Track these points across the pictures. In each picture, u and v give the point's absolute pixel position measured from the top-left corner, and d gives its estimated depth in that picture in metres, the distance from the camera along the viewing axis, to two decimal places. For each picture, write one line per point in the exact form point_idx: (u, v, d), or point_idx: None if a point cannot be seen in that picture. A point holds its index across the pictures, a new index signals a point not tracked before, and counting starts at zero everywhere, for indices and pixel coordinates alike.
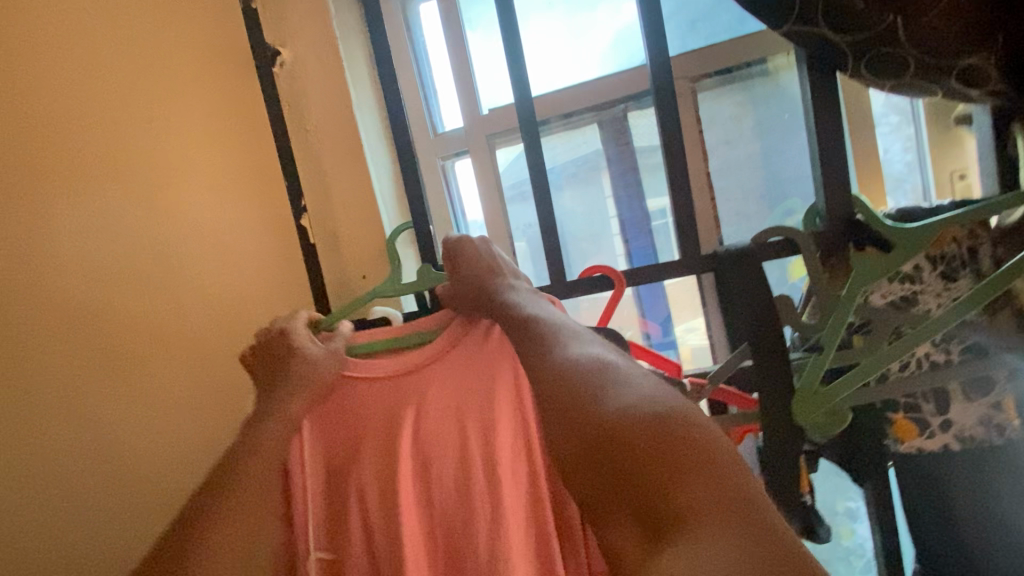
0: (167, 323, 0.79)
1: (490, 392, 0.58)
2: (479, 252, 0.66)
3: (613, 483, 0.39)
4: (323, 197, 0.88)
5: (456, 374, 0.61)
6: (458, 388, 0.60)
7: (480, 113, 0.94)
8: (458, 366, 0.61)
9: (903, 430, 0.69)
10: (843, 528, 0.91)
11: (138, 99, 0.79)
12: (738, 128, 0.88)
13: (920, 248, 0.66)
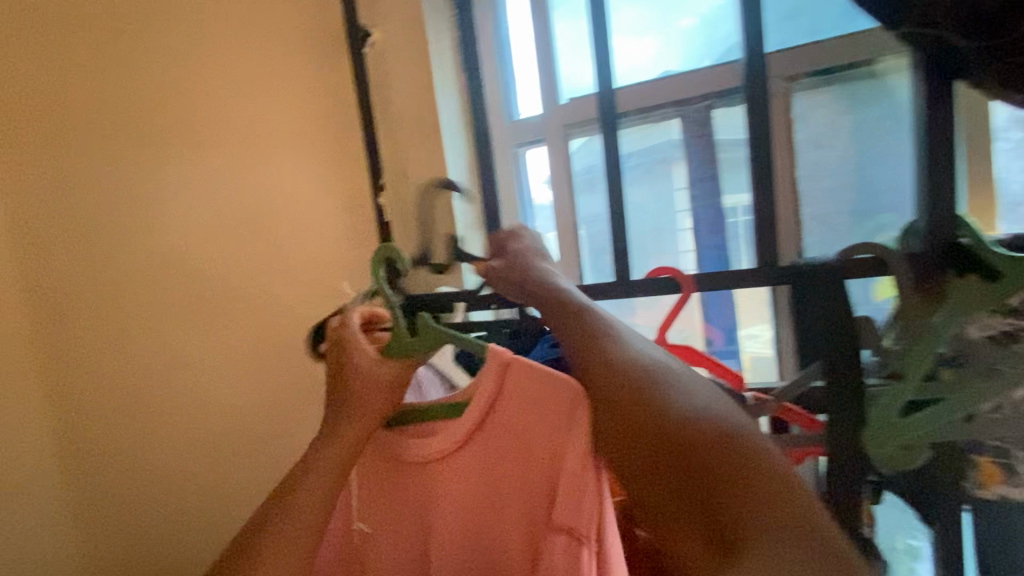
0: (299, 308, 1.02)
1: (544, 411, 0.56)
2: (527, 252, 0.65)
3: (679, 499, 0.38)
4: (400, 176, 0.91)
5: (519, 421, 0.58)
6: (514, 412, 0.58)
7: (559, 102, 0.93)
8: (519, 392, 0.58)
9: (987, 475, 0.63)
10: (900, 564, 0.86)
11: (275, 147, 0.99)
12: (833, 132, 0.82)
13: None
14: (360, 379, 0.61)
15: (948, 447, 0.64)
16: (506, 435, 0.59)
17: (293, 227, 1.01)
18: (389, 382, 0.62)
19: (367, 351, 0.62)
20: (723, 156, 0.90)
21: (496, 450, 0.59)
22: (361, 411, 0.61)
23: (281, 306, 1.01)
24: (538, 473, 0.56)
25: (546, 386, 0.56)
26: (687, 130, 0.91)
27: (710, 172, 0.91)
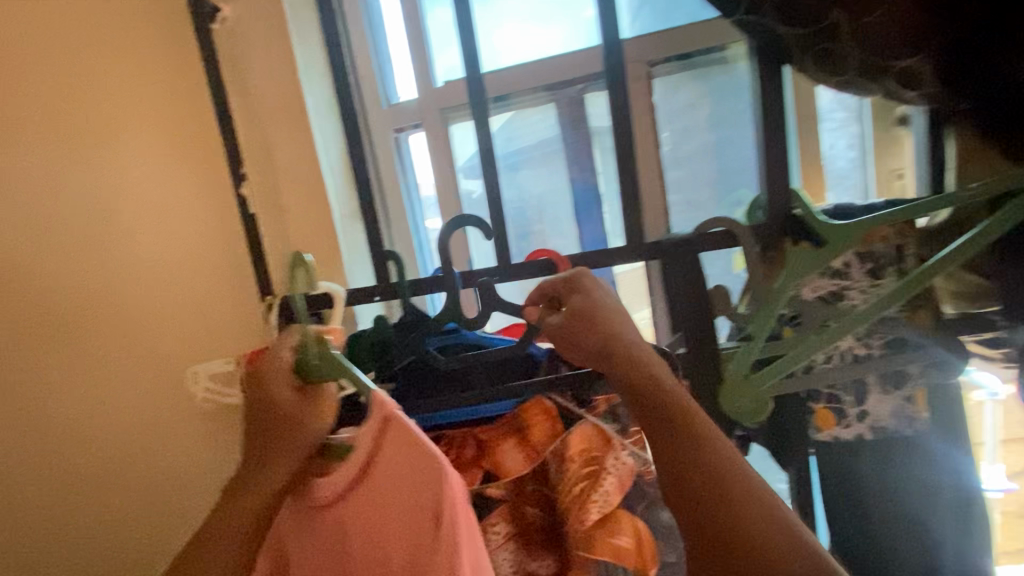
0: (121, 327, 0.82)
1: (425, 482, 0.58)
2: (599, 297, 0.60)
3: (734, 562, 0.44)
4: (267, 166, 0.84)
5: (396, 481, 0.60)
6: (395, 476, 0.60)
7: (435, 86, 0.91)
8: (398, 457, 0.59)
9: (823, 419, 0.71)
10: None
11: None
12: (693, 114, 0.88)
13: (850, 244, 0.67)
14: (275, 411, 0.57)
15: (794, 397, 0.71)
16: (381, 499, 0.61)
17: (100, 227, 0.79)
18: (305, 417, 0.58)
19: (285, 378, 0.58)
20: (597, 140, 0.94)
21: (368, 509, 0.61)
22: (274, 455, 0.58)
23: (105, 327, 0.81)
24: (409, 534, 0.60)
25: (422, 457, 0.58)
26: (563, 115, 0.93)
27: (587, 157, 0.94)
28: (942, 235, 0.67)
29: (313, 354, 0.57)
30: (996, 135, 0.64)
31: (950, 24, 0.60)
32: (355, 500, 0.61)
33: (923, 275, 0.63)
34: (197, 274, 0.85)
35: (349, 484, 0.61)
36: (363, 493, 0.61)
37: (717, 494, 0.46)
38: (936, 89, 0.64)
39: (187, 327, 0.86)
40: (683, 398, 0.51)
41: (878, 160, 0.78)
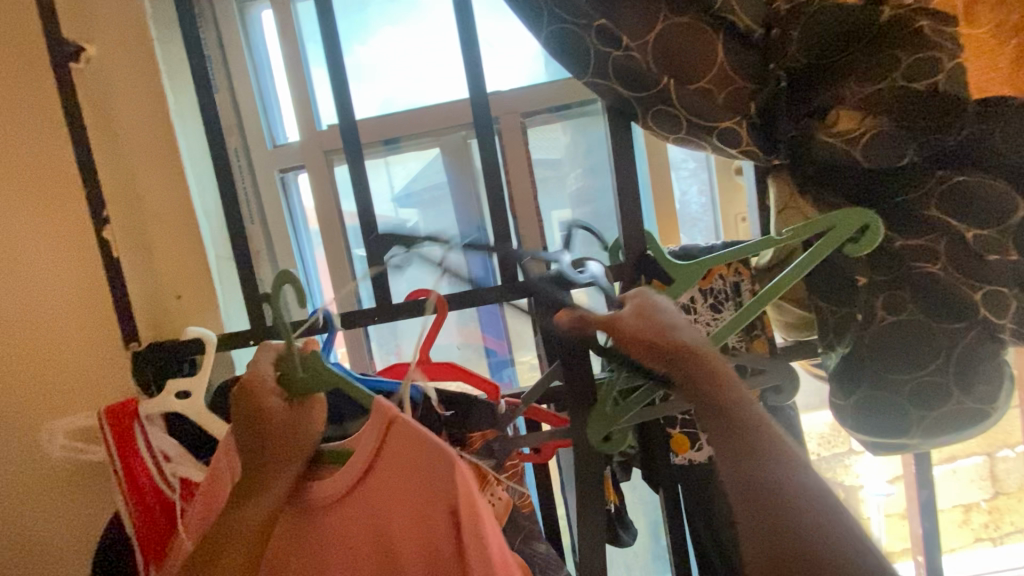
0: None
1: (433, 479, 0.56)
2: (656, 305, 0.54)
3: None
4: (135, 209, 0.81)
5: (400, 484, 0.58)
6: (404, 473, 0.58)
7: (318, 128, 0.93)
8: (402, 454, 0.58)
9: (679, 443, 0.77)
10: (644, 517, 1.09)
11: None
12: (567, 159, 0.96)
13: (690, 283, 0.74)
14: (262, 422, 0.58)
15: (654, 423, 0.77)
16: (396, 498, 0.58)
17: None
18: (303, 425, 0.59)
19: (270, 389, 0.59)
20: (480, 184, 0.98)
21: (379, 510, 0.59)
22: (280, 457, 0.58)
23: None
24: (423, 537, 0.57)
25: (427, 453, 0.56)
26: (449, 160, 0.97)
27: (473, 200, 0.98)
28: (768, 273, 0.77)
29: (286, 371, 0.58)
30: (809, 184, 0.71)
31: (761, 91, 0.70)
32: (362, 506, 0.59)
33: (754, 304, 0.63)
34: (60, 324, 0.80)
35: (360, 481, 0.59)
36: (372, 494, 0.59)
37: (776, 458, 0.47)
38: (754, 145, 0.72)
39: (48, 387, 0.79)
40: (716, 364, 0.51)
41: (725, 206, 0.88)
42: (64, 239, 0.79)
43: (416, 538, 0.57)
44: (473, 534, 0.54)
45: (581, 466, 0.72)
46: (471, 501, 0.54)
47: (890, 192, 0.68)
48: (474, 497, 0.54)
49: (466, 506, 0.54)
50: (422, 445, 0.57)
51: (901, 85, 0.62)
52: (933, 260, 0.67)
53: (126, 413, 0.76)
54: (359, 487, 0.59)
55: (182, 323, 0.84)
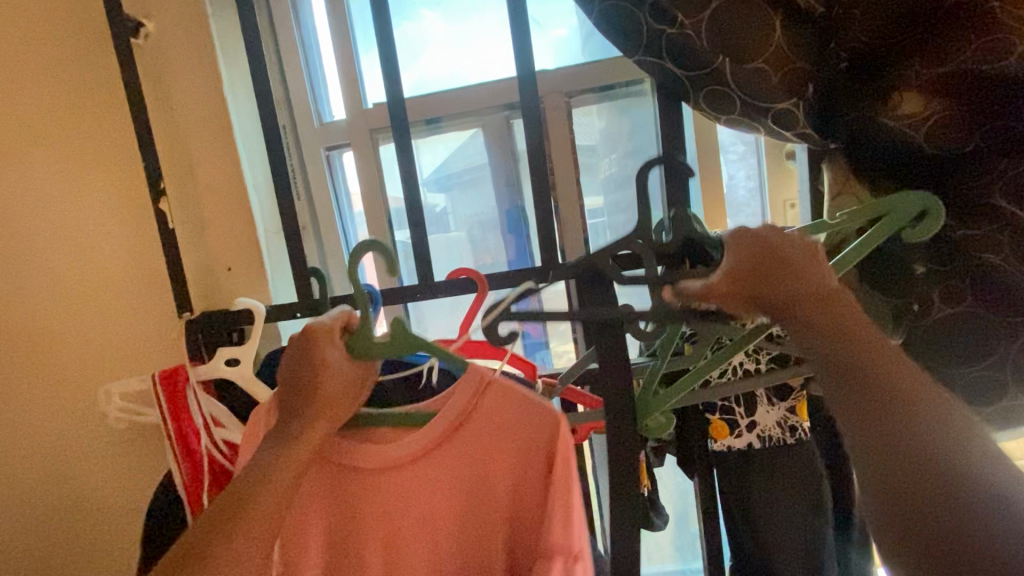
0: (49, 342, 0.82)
1: (529, 439, 0.59)
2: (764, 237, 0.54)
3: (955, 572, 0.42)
4: (189, 183, 0.84)
5: (491, 441, 0.61)
6: (496, 431, 0.61)
7: (363, 108, 0.94)
8: (497, 412, 0.61)
9: (717, 430, 0.75)
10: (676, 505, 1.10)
11: None
12: (613, 141, 0.94)
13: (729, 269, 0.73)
14: (318, 373, 0.57)
15: (691, 407, 0.77)
16: (482, 453, 0.62)
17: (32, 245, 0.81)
18: (353, 383, 0.60)
19: (330, 340, 0.57)
20: (522, 165, 0.98)
21: (464, 462, 0.63)
22: (326, 409, 0.59)
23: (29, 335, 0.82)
24: (507, 489, 0.61)
25: (525, 414, 0.60)
26: (490, 141, 0.97)
27: (514, 180, 0.98)
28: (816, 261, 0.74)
29: (358, 332, 0.58)
30: (865, 166, 0.70)
31: (821, 71, 0.67)
32: (447, 459, 0.63)
33: (848, 255, 0.59)
34: (118, 291, 0.84)
35: (447, 435, 0.62)
36: (458, 448, 0.62)
37: (942, 422, 0.46)
38: (809, 127, 0.71)
39: (110, 351, 0.84)
40: (875, 338, 0.51)
41: (772, 192, 0.86)
42: (123, 209, 0.82)
43: (501, 491, 0.61)
44: (560, 495, 0.57)
45: (618, 449, 0.72)
46: (564, 463, 0.57)
47: (955, 177, 0.65)
48: (566, 459, 0.58)
49: (559, 465, 0.57)
50: (524, 407, 0.60)
51: (971, 67, 0.60)
52: (997, 252, 0.65)
53: (178, 381, 0.79)
54: (446, 442, 0.63)
55: (229, 293, 0.87)
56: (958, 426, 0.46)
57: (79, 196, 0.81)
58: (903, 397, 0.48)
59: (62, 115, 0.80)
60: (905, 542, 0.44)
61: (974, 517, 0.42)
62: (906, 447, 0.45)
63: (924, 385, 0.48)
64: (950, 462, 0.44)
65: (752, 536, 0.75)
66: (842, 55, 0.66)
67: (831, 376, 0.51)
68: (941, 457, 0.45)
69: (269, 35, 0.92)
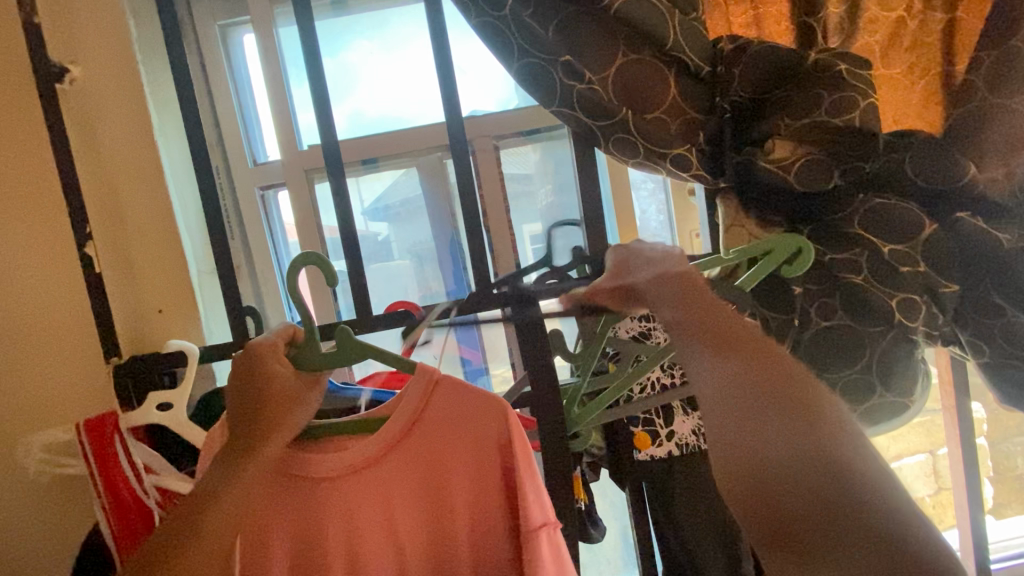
0: None
1: (485, 427, 0.64)
2: (640, 249, 0.69)
3: (811, 533, 0.39)
4: (117, 227, 0.84)
5: (448, 435, 0.65)
6: (453, 424, 0.65)
7: (299, 149, 0.97)
8: (452, 405, 0.65)
9: (641, 441, 0.83)
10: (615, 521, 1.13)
11: None
12: (539, 182, 1.02)
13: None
14: (265, 391, 0.61)
15: (618, 422, 0.84)
16: (440, 448, 0.65)
17: None
18: (305, 397, 0.64)
19: (275, 357, 0.62)
20: (456, 202, 1.03)
21: (421, 460, 0.66)
22: (278, 425, 0.62)
23: None
24: (465, 480, 0.65)
25: (480, 406, 0.64)
26: (425, 179, 1.03)
27: (449, 216, 1.03)
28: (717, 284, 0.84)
29: (304, 350, 0.62)
30: (750, 201, 0.80)
31: (709, 121, 0.79)
32: (403, 458, 0.66)
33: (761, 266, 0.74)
34: (40, 337, 0.81)
35: (403, 435, 0.65)
36: (414, 447, 0.66)
37: (796, 385, 0.46)
38: (702, 168, 0.80)
39: (32, 399, 0.81)
40: (748, 329, 0.53)
41: (681, 223, 0.95)
42: (46, 256, 0.81)
43: (460, 482, 0.65)
44: (523, 474, 0.63)
45: (552, 464, 0.78)
46: (523, 448, 0.63)
47: (822, 215, 0.77)
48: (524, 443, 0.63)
49: (518, 449, 0.63)
50: (480, 399, 0.65)
51: (824, 121, 0.72)
52: (858, 272, 0.76)
53: (105, 428, 0.76)
54: (402, 440, 0.65)
55: (162, 336, 0.86)
56: (819, 415, 0.44)
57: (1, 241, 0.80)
58: (804, 387, 0.47)
59: None
60: (770, 547, 0.40)
61: (813, 507, 0.39)
62: (782, 449, 0.42)
63: (815, 403, 0.46)
64: (814, 417, 0.43)
65: (678, 537, 0.82)
66: (725, 106, 0.77)
67: (699, 335, 0.52)
68: (827, 450, 0.41)
69: (201, 80, 0.94)
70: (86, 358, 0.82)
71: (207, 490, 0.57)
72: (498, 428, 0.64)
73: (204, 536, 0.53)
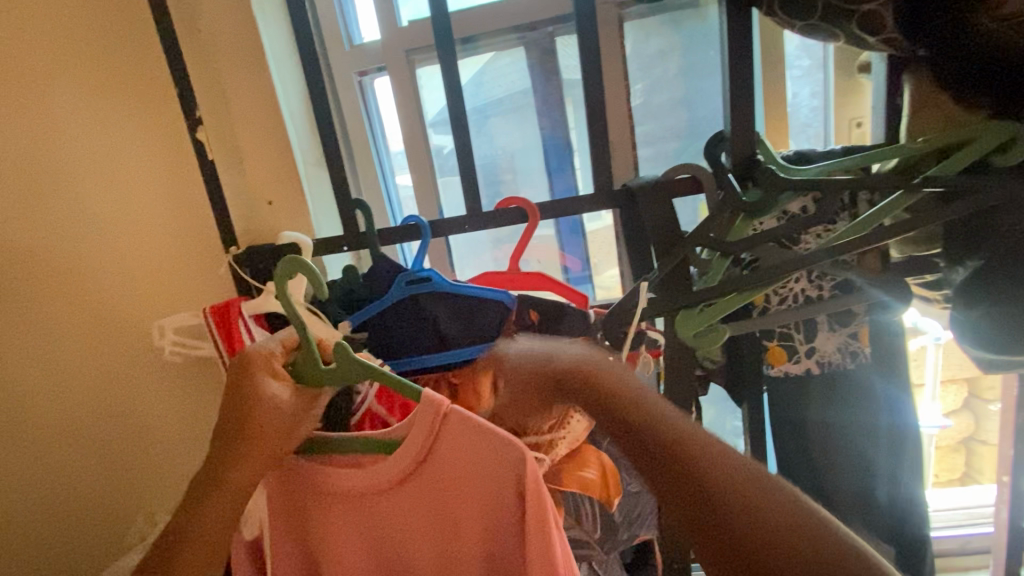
0: (102, 273, 0.83)
1: (496, 465, 0.56)
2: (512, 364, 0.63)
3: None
4: (222, 113, 0.81)
5: (460, 469, 0.57)
6: (469, 459, 0.57)
7: (398, 25, 0.87)
8: (468, 436, 0.57)
9: (775, 356, 0.75)
10: (728, 443, 1.06)
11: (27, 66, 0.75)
12: (664, 63, 0.89)
13: (779, 202, 0.71)
14: (250, 403, 0.58)
15: (749, 336, 0.75)
16: (452, 481, 0.58)
17: (75, 175, 0.79)
18: (295, 419, 0.60)
19: (270, 370, 0.59)
20: (567, 88, 0.92)
21: (438, 490, 0.58)
22: (250, 445, 0.58)
23: (81, 267, 0.81)
24: (477, 522, 0.57)
25: (489, 442, 0.56)
26: (533, 63, 0.92)
27: (558, 104, 0.93)
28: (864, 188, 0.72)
29: (303, 358, 0.60)
30: (951, 76, 0.63)
31: None
32: (419, 485, 0.59)
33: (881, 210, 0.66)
34: (171, 225, 0.85)
35: (415, 461, 0.58)
36: (428, 476, 0.58)
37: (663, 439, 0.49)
38: (898, 34, 0.63)
39: (172, 282, 0.87)
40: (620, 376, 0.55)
41: (839, 108, 0.81)
42: (172, 145, 0.83)
43: (472, 521, 0.58)
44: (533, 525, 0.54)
45: (672, 373, 0.75)
46: (539, 489, 0.54)
47: None
48: (538, 487, 0.54)
49: (528, 493, 0.54)
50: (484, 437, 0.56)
51: None
52: None
53: (230, 313, 0.79)
54: (415, 466, 0.58)
55: (272, 229, 0.85)
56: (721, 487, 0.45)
57: (127, 127, 0.81)
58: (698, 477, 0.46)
59: (100, 40, 0.78)
60: None
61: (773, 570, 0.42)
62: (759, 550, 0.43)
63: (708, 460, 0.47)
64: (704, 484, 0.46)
65: (806, 459, 0.77)
66: None
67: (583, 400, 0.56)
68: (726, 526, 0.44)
69: None
70: (209, 244, 0.86)
71: (197, 492, 0.57)
72: (508, 467, 0.56)
73: (194, 537, 0.56)
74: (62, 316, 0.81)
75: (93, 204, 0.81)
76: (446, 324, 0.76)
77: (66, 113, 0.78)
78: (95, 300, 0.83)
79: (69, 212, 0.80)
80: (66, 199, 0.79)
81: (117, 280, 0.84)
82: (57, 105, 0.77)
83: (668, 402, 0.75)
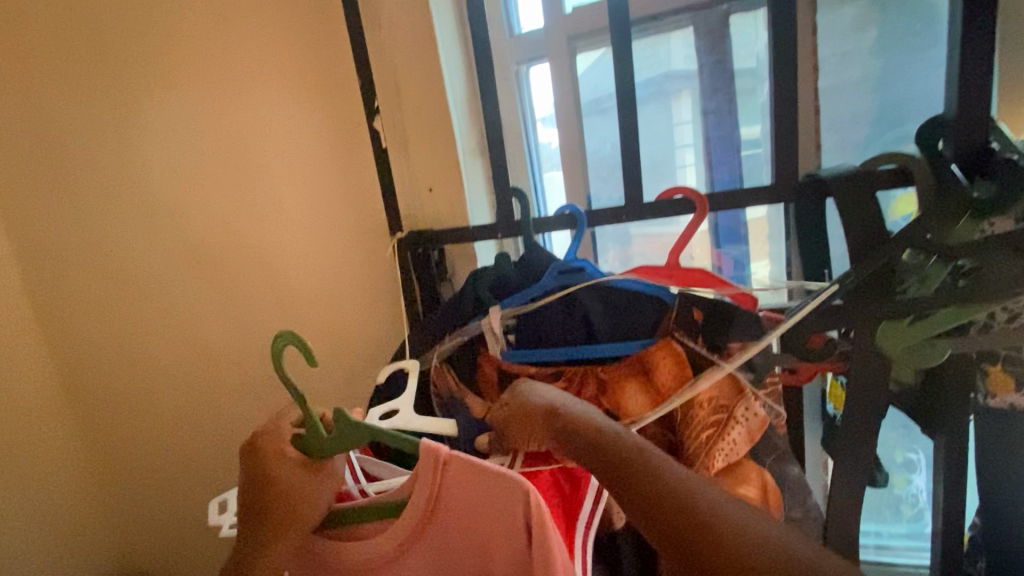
0: (287, 249, 0.93)
1: (505, 516, 0.53)
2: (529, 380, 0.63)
3: None
4: (396, 104, 0.87)
5: (467, 519, 0.54)
6: (473, 507, 0.54)
7: (563, 13, 0.86)
8: (469, 487, 0.54)
9: (997, 383, 0.63)
10: (898, 477, 0.92)
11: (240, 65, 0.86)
12: (859, 38, 0.78)
13: None
14: (271, 485, 0.55)
15: (961, 355, 0.64)
16: (465, 532, 0.54)
17: (271, 161, 0.89)
18: (313, 492, 0.56)
19: (280, 455, 0.56)
20: (736, 71, 0.85)
21: (451, 545, 0.55)
22: (277, 532, 0.55)
23: (269, 242, 0.92)
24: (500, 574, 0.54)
25: (495, 493, 0.53)
26: (701, 43, 0.86)
27: (725, 89, 0.86)
28: None
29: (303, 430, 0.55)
30: None
31: None
32: (431, 540, 0.56)
33: None
34: (339, 207, 0.92)
35: (422, 515, 0.55)
36: (438, 531, 0.55)
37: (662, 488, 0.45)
38: None
39: (335, 261, 0.94)
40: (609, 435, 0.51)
41: None
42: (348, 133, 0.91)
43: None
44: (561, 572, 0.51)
45: (857, 394, 0.65)
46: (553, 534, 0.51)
47: None
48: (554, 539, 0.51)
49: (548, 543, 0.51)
50: (490, 484, 0.53)
51: None
52: None
53: None
54: (422, 519, 0.55)
55: (431, 214, 0.89)
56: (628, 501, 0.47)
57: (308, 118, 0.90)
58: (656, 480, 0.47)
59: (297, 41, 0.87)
60: None
61: None
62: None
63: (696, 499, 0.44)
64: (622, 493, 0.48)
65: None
66: None
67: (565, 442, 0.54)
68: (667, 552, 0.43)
69: None
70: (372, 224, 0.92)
71: None
72: (515, 523, 0.52)
73: None
74: (252, 283, 0.93)
75: (284, 187, 0.91)
76: (598, 317, 0.74)
77: (267, 106, 0.88)
78: (280, 273, 0.94)
79: (265, 194, 0.90)
80: (265, 183, 0.90)
81: (298, 255, 0.93)
82: (258, 100, 0.87)
83: (848, 423, 0.66)
